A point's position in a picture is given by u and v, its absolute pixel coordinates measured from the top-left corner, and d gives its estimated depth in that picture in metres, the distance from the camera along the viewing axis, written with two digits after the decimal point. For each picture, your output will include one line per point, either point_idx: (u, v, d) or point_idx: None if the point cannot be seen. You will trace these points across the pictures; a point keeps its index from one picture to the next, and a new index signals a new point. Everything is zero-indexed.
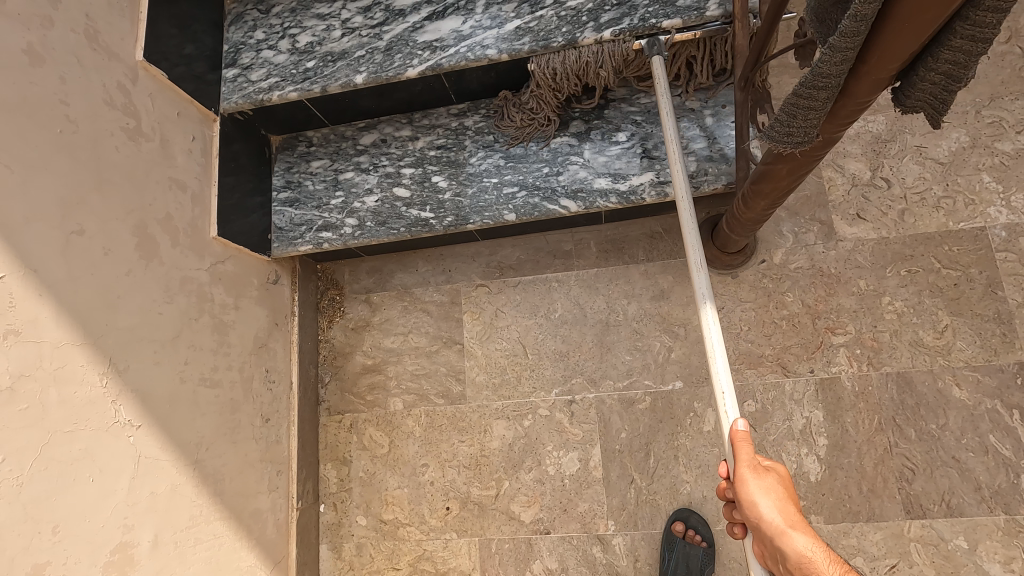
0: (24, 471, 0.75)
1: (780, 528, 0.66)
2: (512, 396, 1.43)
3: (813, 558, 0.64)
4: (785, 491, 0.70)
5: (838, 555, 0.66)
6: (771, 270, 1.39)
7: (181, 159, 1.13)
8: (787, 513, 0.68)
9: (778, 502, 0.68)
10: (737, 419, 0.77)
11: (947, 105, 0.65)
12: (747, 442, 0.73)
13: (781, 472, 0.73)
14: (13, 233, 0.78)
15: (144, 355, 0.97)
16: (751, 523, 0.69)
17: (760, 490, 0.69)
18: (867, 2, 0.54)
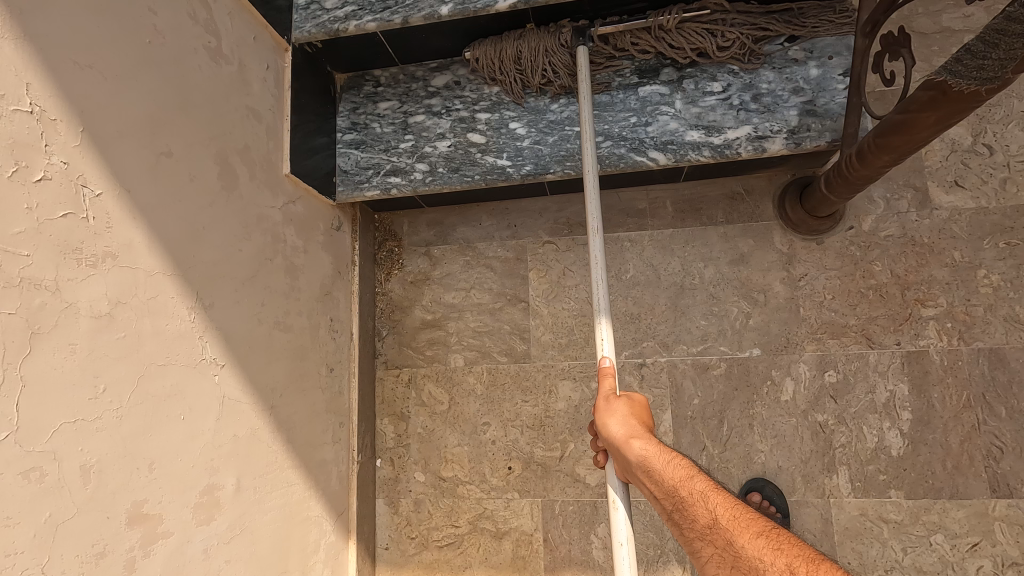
0: (123, 402, 0.70)
1: (619, 436, 0.79)
2: (579, 356, 1.38)
3: (646, 454, 0.74)
4: (635, 407, 0.84)
5: (683, 458, 0.75)
6: (859, 238, 1.32)
7: (257, 88, 1.06)
8: (630, 426, 0.80)
9: (624, 419, 0.81)
10: (607, 355, 0.89)
11: None
12: (608, 373, 0.86)
13: (638, 399, 0.86)
14: (108, 145, 0.71)
15: (226, 292, 0.92)
16: (605, 441, 0.82)
17: (608, 412, 0.83)
18: None
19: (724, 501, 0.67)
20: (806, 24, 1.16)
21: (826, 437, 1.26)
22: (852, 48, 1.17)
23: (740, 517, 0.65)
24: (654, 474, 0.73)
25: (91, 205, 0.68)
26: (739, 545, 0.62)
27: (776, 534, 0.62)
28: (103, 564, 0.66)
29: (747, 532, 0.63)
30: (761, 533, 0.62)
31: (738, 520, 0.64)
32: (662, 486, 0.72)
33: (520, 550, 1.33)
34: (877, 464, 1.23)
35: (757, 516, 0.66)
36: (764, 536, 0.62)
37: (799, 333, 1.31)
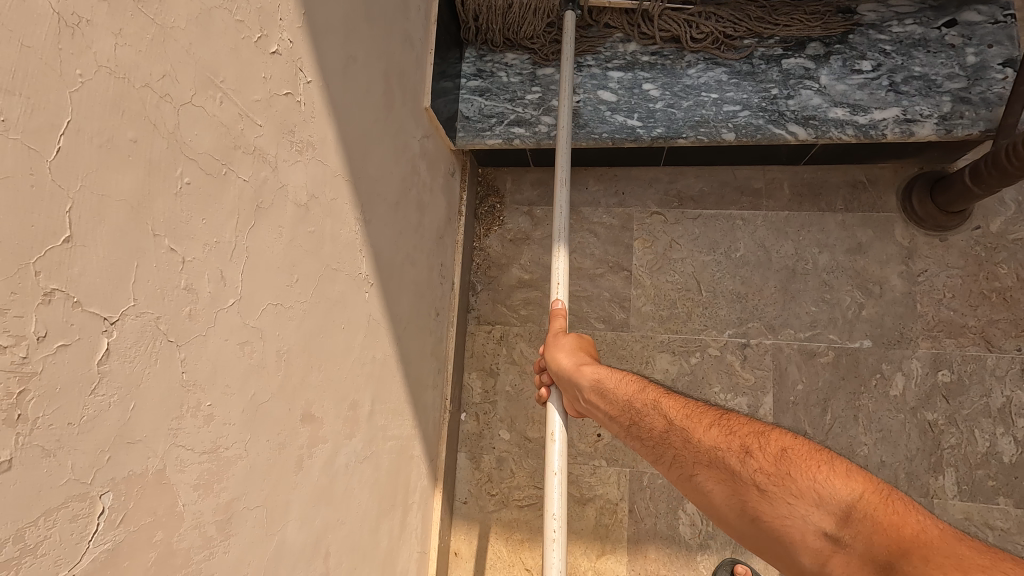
0: (307, 297, 0.69)
1: (570, 366, 0.85)
2: (680, 330, 1.35)
3: (599, 377, 0.81)
4: (583, 345, 0.90)
5: (636, 377, 0.80)
6: (986, 238, 1.28)
7: (414, 16, 1.04)
8: (577, 357, 0.86)
9: (571, 353, 0.88)
10: (559, 296, 0.94)
11: None
12: (560, 314, 0.92)
13: (586, 339, 0.92)
14: (318, 36, 0.70)
15: (379, 212, 0.91)
16: (556, 374, 0.88)
17: (558, 348, 0.89)
18: None
19: (676, 404, 0.71)
20: (779, 21, 1.21)
21: (934, 437, 1.22)
22: (1015, 38, 1.14)
23: (693, 415, 0.68)
24: (609, 394, 0.78)
25: (304, 91, 0.66)
26: (696, 439, 0.64)
27: (725, 419, 0.65)
28: (284, 454, 0.65)
29: (700, 427, 0.66)
30: (713, 423, 0.65)
31: (691, 419, 0.67)
32: (619, 405, 0.76)
33: (603, 518, 1.30)
34: (987, 469, 1.20)
35: (707, 410, 0.68)
36: (716, 424, 0.65)
37: (914, 329, 1.27)
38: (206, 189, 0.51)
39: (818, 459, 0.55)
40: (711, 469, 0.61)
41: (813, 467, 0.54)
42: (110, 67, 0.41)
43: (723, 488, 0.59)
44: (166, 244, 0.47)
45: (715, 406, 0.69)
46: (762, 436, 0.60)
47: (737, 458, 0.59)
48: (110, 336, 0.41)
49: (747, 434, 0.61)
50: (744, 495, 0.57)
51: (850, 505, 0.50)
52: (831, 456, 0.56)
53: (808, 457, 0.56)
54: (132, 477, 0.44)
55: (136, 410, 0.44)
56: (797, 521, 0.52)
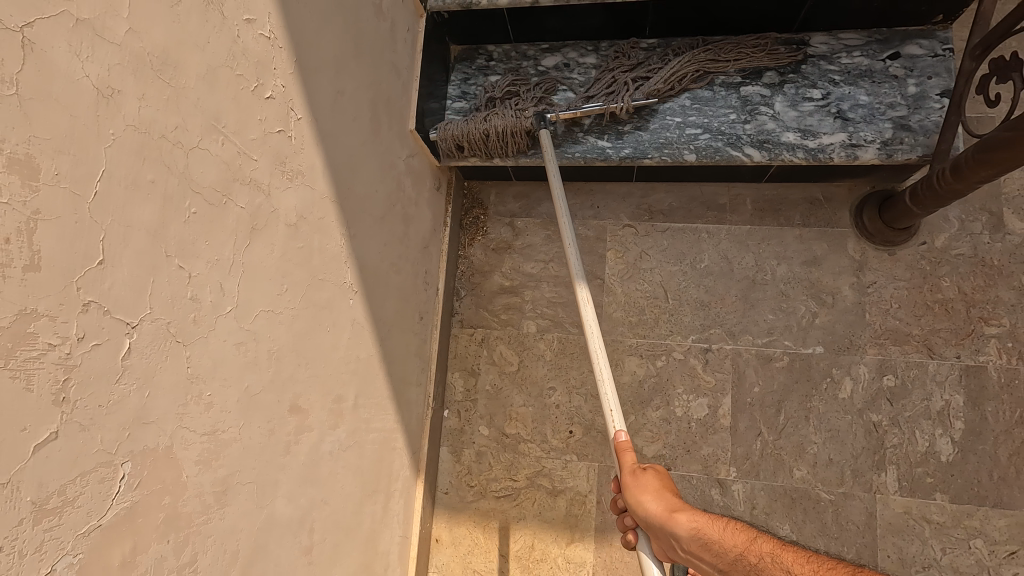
0: (296, 304, 0.80)
1: (660, 514, 0.83)
2: (647, 335, 1.46)
3: (696, 526, 0.79)
4: (666, 482, 0.89)
5: (737, 523, 0.80)
6: (931, 253, 1.38)
7: (401, 48, 1.15)
8: (666, 502, 0.85)
9: (656, 495, 0.86)
10: (620, 428, 0.93)
11: None
12: (628, 449, 0.91)
13: (663, 471, 0.91)
14: (308, 78, 0.80)
15: (364, 227, 1.01)
16: (642, 520, 0.86)
17: (640, 490, 0.87)
18: None
19: (796, 559, 0.71)
20: (727, 58, 1.31)
21: (878, 436, 1.32)
22: (952, 70, 1.24)
23: (821, 572, 0.68)
24: (714, 546, 0.78)
25: (295, 126, 0.77)
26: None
27: None
28: (274, 439, 0.75)
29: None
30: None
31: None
32: (727, 558, 0.76)
33: (573, 509, 1.41)
34: (926, 467, 1.30)
35: (834, 563, 0.69)
36: None
37: (863, 336, 1.37)
38: (210, 217, 0.62)
39: None
40: None
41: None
42: (135, 124, 0.52)
43: None
44: (176, 262, 0.57)
45: (840, 558, 0.70)
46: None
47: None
48: (132, 336, 0.52)
49: None
50: None
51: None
52: None
53: None
54: (147, 451, 0.54)
55: (151, 397, 0.55)
56: None
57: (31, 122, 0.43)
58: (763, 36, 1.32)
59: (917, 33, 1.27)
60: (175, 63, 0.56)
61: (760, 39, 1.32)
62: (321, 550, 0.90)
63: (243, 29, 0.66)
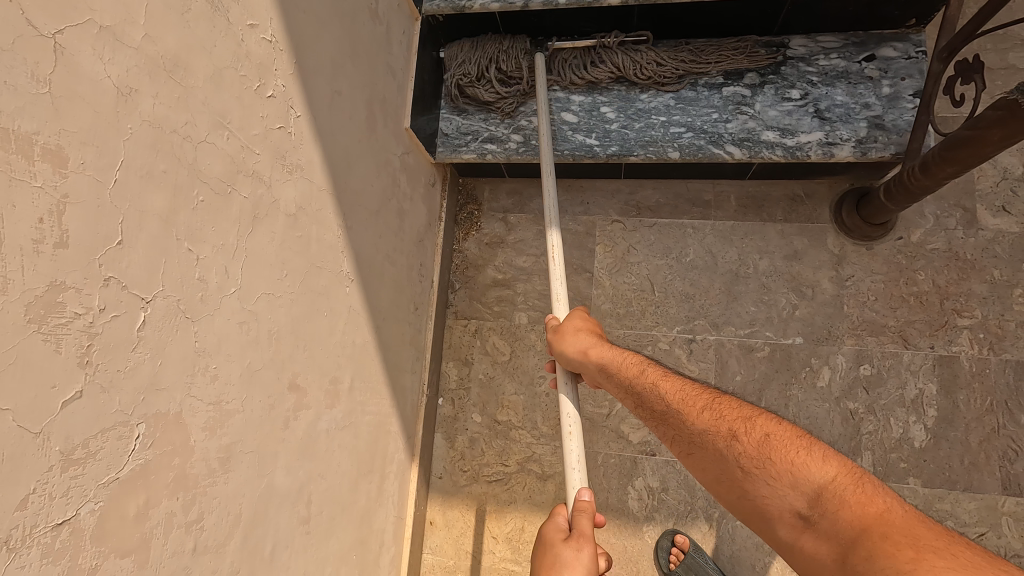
0: (295, 289, 0.86)
1: (576, 351, 0.92)
2: (634, 326, 1.51)
3: (603, 361, 0.87)
4: (587, 325, 0.97)
5: (638, 358, 0.88)
6: (907, 248, 1.44)
7: (396, 49, 1.20)
8: (582, 340, 0.93)
9: (576, 335, 0.94)
10: (556, 313, 1.04)
11: None
12: (554, 322, 1.02)
13: (591, 321, 0.99)
14: (307, 78, 0.86)
15: (360, 219, 1.07)
16: (561, 356, 0.94)
17: (564, 333, 0.96)
18: None
19: (674, 387, 0.79)
20: (710, 60, 1.37)
21: (855, 423, 1.38)
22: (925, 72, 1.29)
23: (690, 398, 0.76)
24: (614, 375, 0.86)
25: (294, 123, 0.83)
26: (690, 420, 0.74)
27: (718, 404, 0.73)
28: (274, 413, 0.81)
29: (694, 408, 0.75)
30: (705, 406, 0.74)
31: (686, 401, 0.76)
32: (622, 387, 0.85)
33: (561, 492, 1.46)
34: (899, 453, 1.35)
35: (702, 392, 0.77)
36: (708, 408, 0.73)
37: (840, 327, 1.43)
38: (216, 205, 0.68)
39: (800, 444, 0.64)
40: (705, 451, 0.70)
41: (793, 453, 0.63)
42: (149, 119, 0.57)
43: (716, 472, 0.69)
44: (186, 245, 0.63)
45: (709, 389, 0.78)
46: (747, 421, 0.69)
47: (725, 440, 0.69)
48: (146, 310, 0.58)
49: (734, 419, 0.70)
50: (733, 476, 0.66)
51: (826, 488, 0.59)
52: (814, 442, 0.64)
53: (787, 442, 0.65)
54: (159, 414, 0.60)
55: (162, 366, 0.60)
56: (777, 499, 0.62)
57: (61, 118, 0.48)
58: (744, 39, 1.37)
59: (892, 36, 1.33)
60: (185, 65, 0.62)
61: (741, 42, 1.37)
62: (318, 521, 0.96)
63: (247, 34, 0.71)
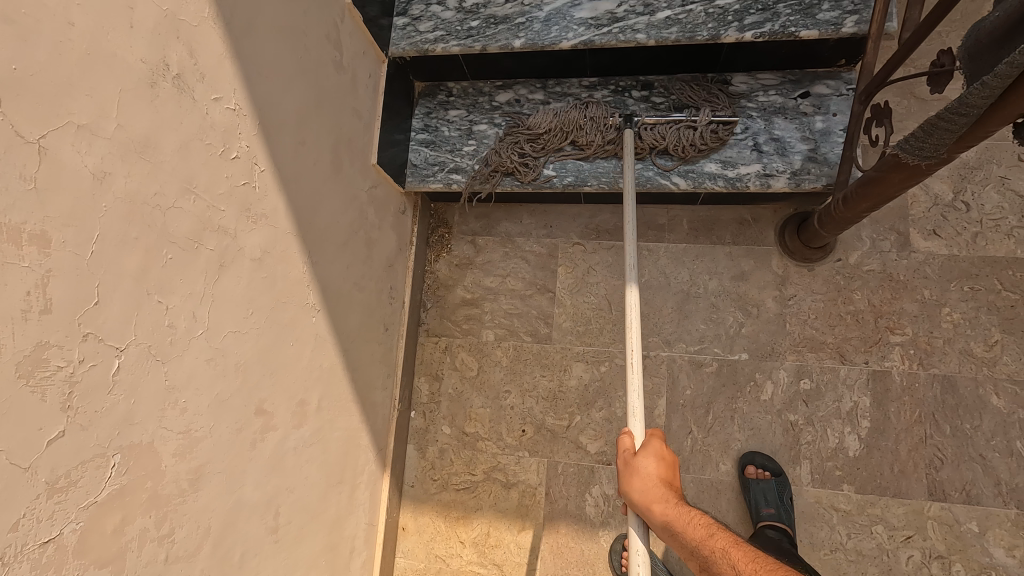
0: (262, 324, 0.95)
1: (642, 499, 0.91)
2: (593, 343, 1.62)
3: (668, 518, 0.87)
4: (658, 459, 0.96)
5: (704, 517, 0.88)
6: (845, 269, 1.54)
7: (362, 92, 1.31)
8: (653, 485, 0.92)
9: (648, 476, 0.93)
10: (630, 430, 1.02)
11: (926, 147, 0.88)
12: (627, 436, 1.02)
13: (665, 451, 0.97)
14: (272, 135, 0.96)
15: (327, 254, 1.17)
16: (627, 498, 0.95)
17: (631, 471, 0.95)
18: (982, 91, 0.76)
19: (741, 555, 0.82)
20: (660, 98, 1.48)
21: (794, 433, 1.48)
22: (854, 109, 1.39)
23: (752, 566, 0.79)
24: (679, 534, 0.86)
25: (259, 178, 0.93)
26: None
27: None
28: (241, 436, 0.91)
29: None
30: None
31: (752, 568, 0.78)
32: (689, 547, 0.85)
33: (524, 500, 1.56)
34: (835, 461, 1.45)
35: (768, 563, 0.80)
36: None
37: (783, 344, 1.53)
38: (185, 260, 0.78)
39: None
40: None
41: None
42: (122, 195, 0.67)
43: None
44: (156, 297, 0.73)
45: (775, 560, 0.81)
46: None
47: None
48: (120, 357, 0.68)
49: None
50: None
51: None
52: None
53: None
54: (132, 445, 0.70)
55: (135, 404, 0.70)
56: None
57: (45, 207, 0.59)
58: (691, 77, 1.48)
59: (826, 74, 1.43)
60: (154, 145, 0.72)
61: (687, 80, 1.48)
62: (286, 531, 1.06)
63: (211, 107, 0.81)
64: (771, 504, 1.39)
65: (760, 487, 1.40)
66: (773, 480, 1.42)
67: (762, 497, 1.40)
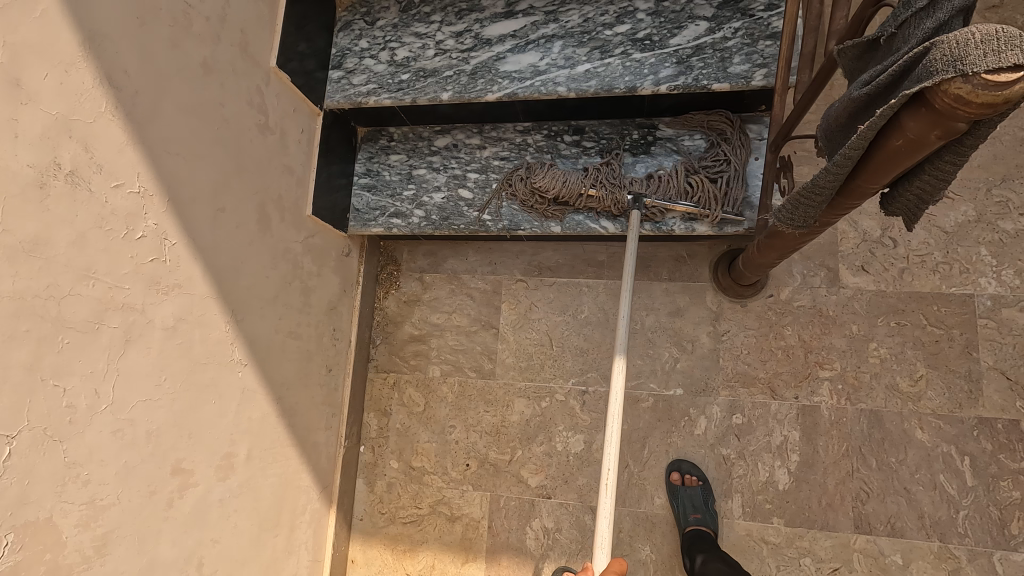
0: (177, 389, 1.00)
1: None
2: (534, 378, 1.66)
3: None
4: None
5: None
6: (776, 305, 1.58)
7: (293, 149, 1.36)
8: None
9: None
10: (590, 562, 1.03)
11: (795, 218, 0.92)
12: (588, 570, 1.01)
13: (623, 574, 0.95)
14: (184, 209, 1.01)
15: (254, 310, 1.22)
16: None
17: None
18: (827, 175, 0.80)
19: None
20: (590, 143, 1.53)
21: (727, 468, 1.52)
22: None
23: None
24: None
25: (170, 251, 0.98)
26: None
27: None
28: (156, 497, 0.96)
29: None
30: None
31: None
32: None
33: (468, 533, 1.61)
34: (765, 495, 1.49)
35: None
36: None
37: (716, 379, 1.57)
38: (85, 341, 0.83)
39: None
40: None
41: None
42: (10, 295, 0.73)
43: None
44: (52, 381, 0.78)
45: None
46: None
47: None
48: (11, 443, 0.73)
49: None
50: None
51: None
52: None
53: None
54: (28, 523, 0.76)
55: (30, 485, 0.76)
56: None
57: None
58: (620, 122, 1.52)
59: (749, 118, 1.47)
60: (45, 242, 0.77)
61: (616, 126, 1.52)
62: None
63: (111, 194, 0.86)
64: (698, 510, 1.46)
65: (687, 494, 1.47)
66: (699, 485, 1.48)
67: (690, 503, 1.46)
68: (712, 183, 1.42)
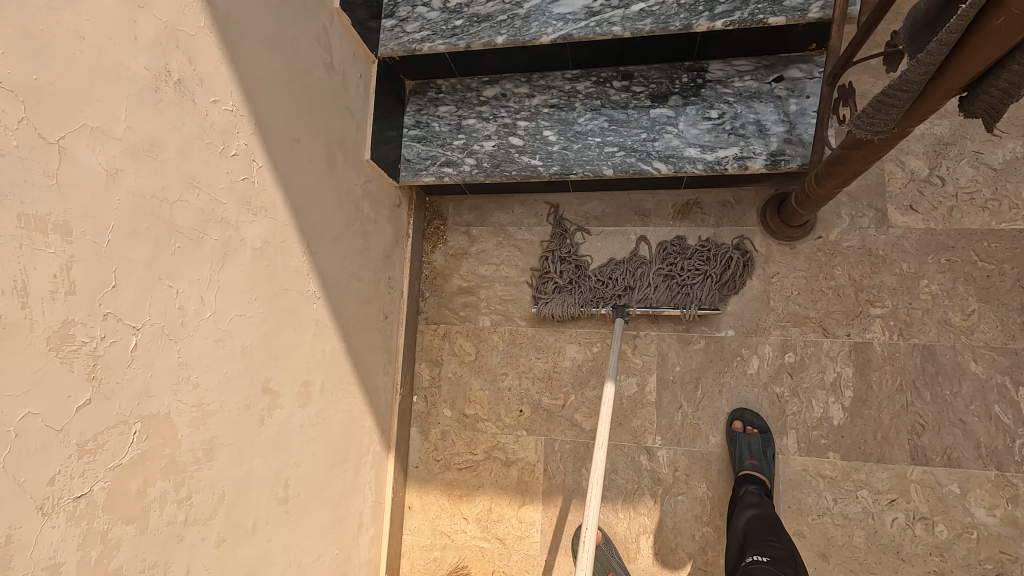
0: (264, 309, 1.03)
1: None
2: (584, 325, 1.68)
3: None
4: None
5: None
6: (825, 246, 1.59)
7: (353, 92, 1.38)
8: None
9: None
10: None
11: (875, 122, 0.94)
12: None
13: None
14: (268, 135, 1.04)
15: (324, 245, 1.25)
16: None
17: None
18: (915, 70, 0.82)
19: None
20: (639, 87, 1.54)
21: (781, 405, 1.54)
22: None
23: None
24: None
25: (257, 173, 1.01)
26: None
27: None
28: (250, 412, 0.99)
29: None
30: None
31: None
32: None
33: (523, 477, 1.64)
34: (820, 430, 1.51)
35: None
36: None
37: (767, 320, 1.58)
38: (191, 248, 0.85)
39: None
40: None
41: None
42: (132, 191, 0.75)
43: None
44: (167, 281, 0.81)
45: None
46: None
47: None
48: (136, 334, 0.76)
49: None
50: None
51: None
52: None
53: None
54: (151, 414, 0.78)
55: (151, 378, 0.78)
56: None
57: (66, 199, 0.67)
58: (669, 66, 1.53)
59: (798, 58, 1.48)
60: (159, 143, 0.79)
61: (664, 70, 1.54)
62: (295, 502, 1.14)
63: (210, 108, 0.89)
64: (755, 457, 1.46)
65: (746, 440, 1.48)
66: (758, 435, 1.49)
67: (748, 450, 1.47)
68: (693, 286, 1.61)
